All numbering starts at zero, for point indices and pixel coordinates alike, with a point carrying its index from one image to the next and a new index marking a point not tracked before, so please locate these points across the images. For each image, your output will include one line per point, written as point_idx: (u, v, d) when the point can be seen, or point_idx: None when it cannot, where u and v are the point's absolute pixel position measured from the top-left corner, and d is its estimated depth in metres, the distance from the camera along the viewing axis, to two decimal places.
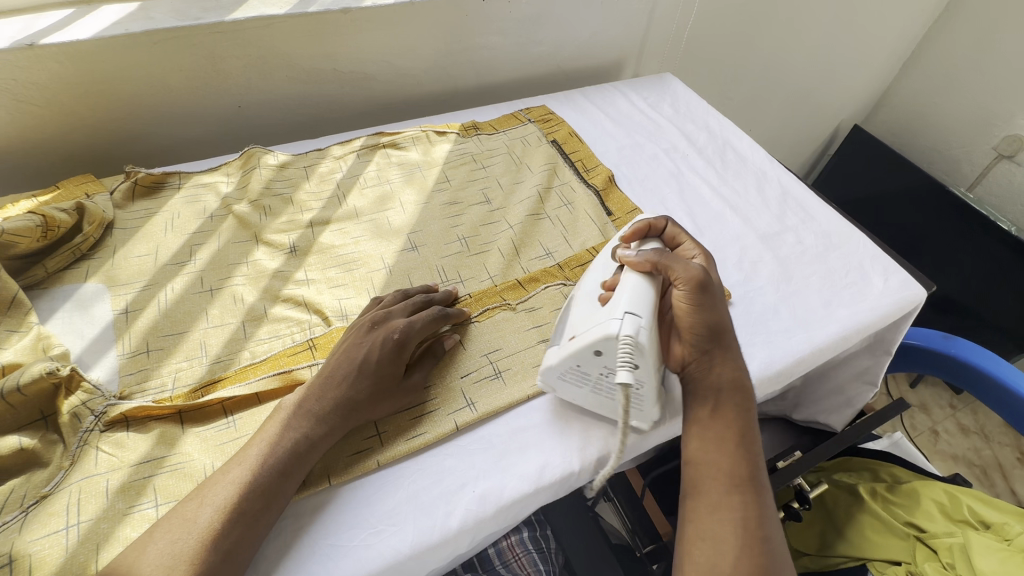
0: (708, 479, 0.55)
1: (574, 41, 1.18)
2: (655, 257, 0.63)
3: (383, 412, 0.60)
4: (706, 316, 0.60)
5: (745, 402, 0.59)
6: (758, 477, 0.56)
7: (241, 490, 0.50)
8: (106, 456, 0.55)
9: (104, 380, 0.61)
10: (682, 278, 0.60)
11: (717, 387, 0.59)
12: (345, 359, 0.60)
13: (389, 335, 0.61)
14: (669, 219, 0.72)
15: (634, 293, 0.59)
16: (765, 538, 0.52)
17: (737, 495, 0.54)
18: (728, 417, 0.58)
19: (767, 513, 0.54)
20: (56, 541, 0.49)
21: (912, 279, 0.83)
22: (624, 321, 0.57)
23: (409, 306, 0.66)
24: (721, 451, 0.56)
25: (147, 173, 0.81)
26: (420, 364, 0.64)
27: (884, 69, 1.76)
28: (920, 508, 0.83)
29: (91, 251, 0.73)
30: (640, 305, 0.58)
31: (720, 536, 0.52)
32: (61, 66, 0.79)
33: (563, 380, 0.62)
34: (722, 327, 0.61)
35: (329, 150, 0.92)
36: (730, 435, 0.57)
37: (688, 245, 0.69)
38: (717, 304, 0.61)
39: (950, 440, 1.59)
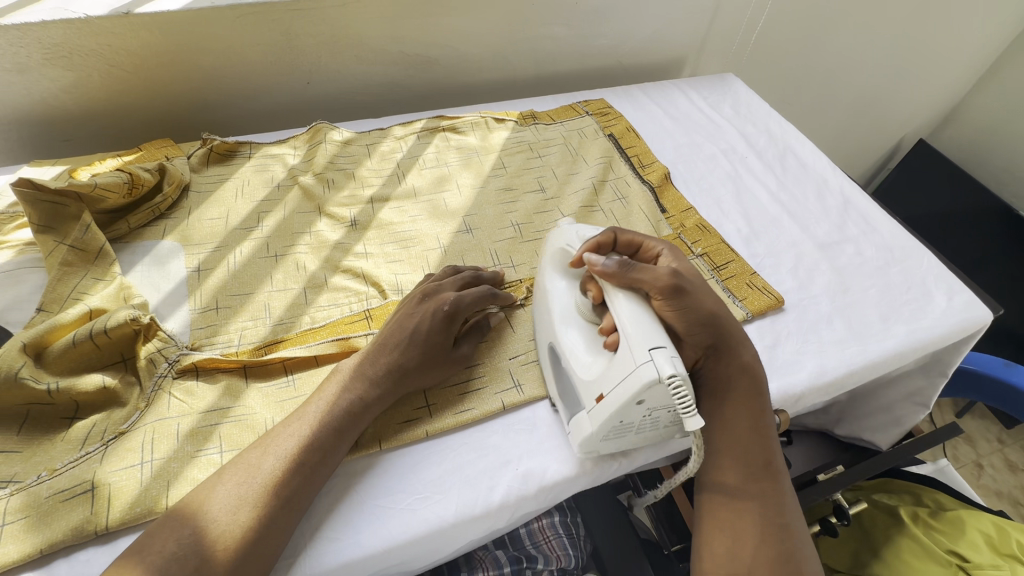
0: (724, 468, 0.58)
1: (637, 36, 1.17)
2: (622, 271, 0.56)
3: (434, 379, 0.62)
4: (693, 315, 0.58)
5: (757, 388, 0.61)
6: (773, 463, 0.59)
7: (301, 444, 0.53)
8: (177, 402, 0.59)
9: (177, 331, 0.65)
10: (658, 287, 0.56)
11: (729, 375, 0.60)
12: (398, 328, 0.62)
13: (439, 306, 0.62)
14: (616, 231, 0.64)
15: (643, 327, 0.53)
16: (783, 524, 0.55)
17: (753, 481, 0.57)
18: (740, 406, 0.60)
19: (784, 499, 0.57)
20: (132, 475, 0.53)
21: (978, 301, 0.80)
22: (656, 362, 0.50)
23: (458, 279, 0.67)
24: (735, 439, 0.59)
25: (222, 141, 0.85)
26: (468, 335, 0.66)
27: (959, 82, 1.68)
28: (964, 538, 0.80)
29: (168, 211, 0.77)
30: (656, 335, 0.52)
31: (740, 522, 0.55)
32: (150, 34, 0.84)
33: (609, 436, 0.57)
34: (714, 316, 0.59)
35: (391, 130, 0.94)
36: (745, 424, 0.59)
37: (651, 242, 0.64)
38: (698, 293, 0.59)
39: (995, 476, 1.52)
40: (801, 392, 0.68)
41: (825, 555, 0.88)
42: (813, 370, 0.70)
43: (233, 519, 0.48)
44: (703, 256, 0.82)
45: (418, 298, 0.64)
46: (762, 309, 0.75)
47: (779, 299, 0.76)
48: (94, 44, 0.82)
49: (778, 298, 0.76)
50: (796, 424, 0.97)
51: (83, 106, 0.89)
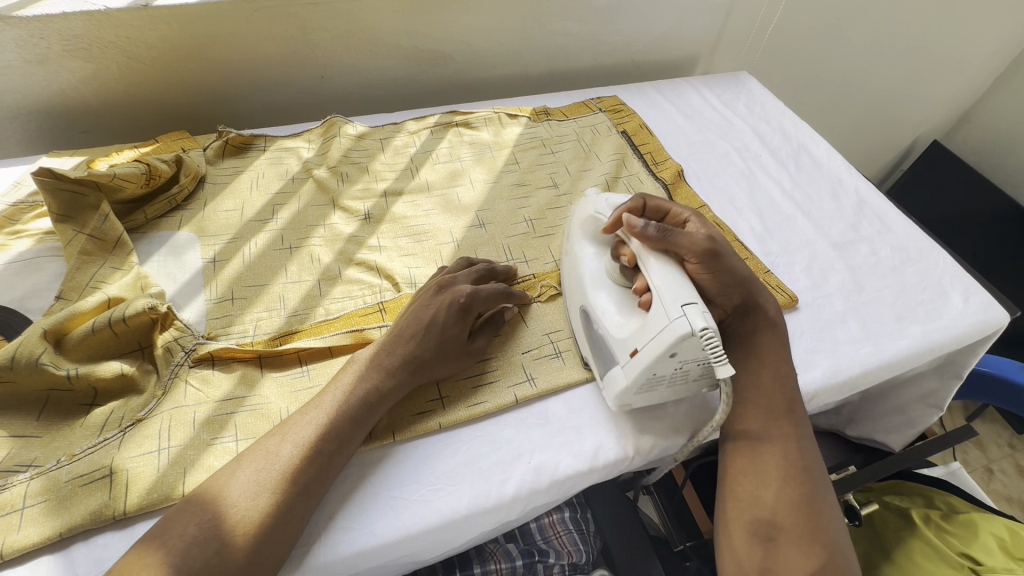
0: (750, 415, 0.60)
1: (651, 33, 1.17)
2: (659, 236, 0.58)
3: (449, 371, 0.62)
4: (726, 277, 0.60)
5: (780, 342, 0.63)
6: (797, 412, 0.60)
7: (319, 431, 0.53)
8: (194, 390, 0.59)
9: (193, 321, 0.65)
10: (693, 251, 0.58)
11: (755, 330, 0.62)
12: (414, 319, 0.62)
13: (455, 299, 0.63)
14: (645, 198, 0.66)
15: (675, 284, 0.55)
16: (805, 467, 0.57)
17: (777, 427, 0.59)
18: (766, 358, 0.61)
19: (806, 445, 0.59)
20: (149, 461, 0.54)
21: (994, 303, 0.79)
22: (688, 316, 0.52)
23: (472, 272, 0.67)
24: (761, 389, 0.60)
25: (237, 134, 0.86)
26: (482, 330, 0.66)
27: (975, 83, 1.66)
28: (977, 540, 0.80)
29: (185, 202, 0.78)
30: (686, 292, 0.54)
31: (763, 465, 0.57)
32: (167, 27, 0.84)
33: (643, 390, 0.58)
34: (745, 279, 0.61)
35: (404, 124, 0.94)
36: (771, 375, 0.61)
37: (677, 208, 0.66)
38: (731, 256, 0.61)
39: (1006, 481, 1.50)
40: (815, 391, 0.68)
41: None
42: (827, 368, 0.70)
43: (251, 505, 0.48)
44: None
45: (434, 290, 0.64)
46: None
47: (793, 298, 0.76)
48: (113, 36, 0.83)
49: (792, 296, 0.76)
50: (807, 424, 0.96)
51: (101, 98, 0.90)
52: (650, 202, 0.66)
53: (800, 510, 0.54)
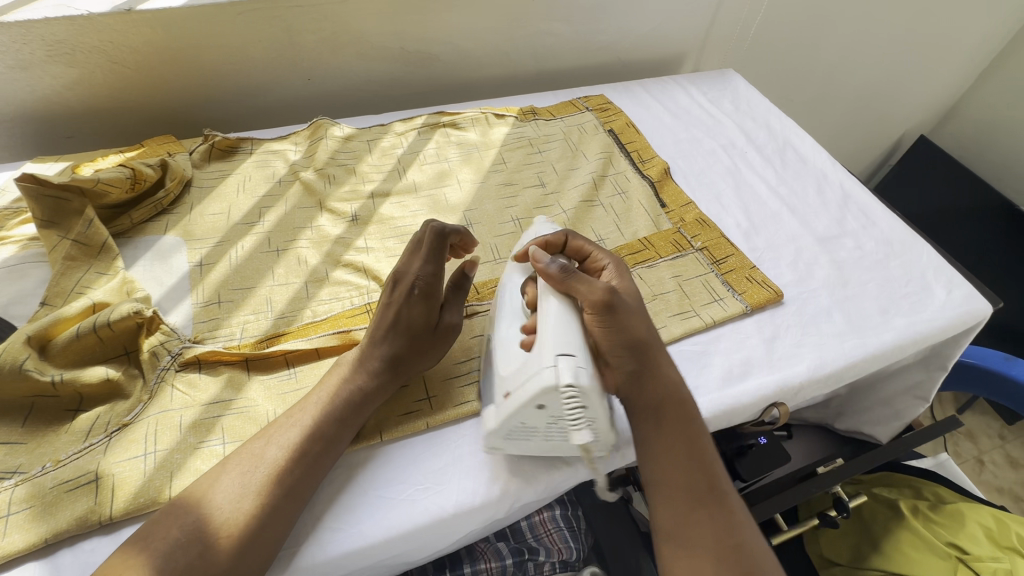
0: (670, 498, 0.54)
1: (637, 32, 1.17)
2: (561, 275, 0.58)
3: (431, 361, 0.62)
4: (619, 338, 0.57)
5: (685, 412, 0.58)
6: (718, 484, 0.55)
7: (304, 433, 0.53)
8: (180, 394, 0.59)
9: (179, 325, 0.65)
10: (588, 301, 0.57)
11: (654, 404, 0.57)
12: (380, 318, 0.61)
13: (411, 290, 0.62)
14: (570, 235, 0.65)
15: (560, 331, 0.55)
16: (738, 545, 0.51)
17: (700, 509, 0.53)
18: (673, 433, 0.56)
19: (736, 520, 0.53)
20: (135, 465, 0.53)
21: (977, 294, 0.80)
22: (559, 368, 0.52)
23: (417, 248, 0.64)
24: (675, 467, 0.55)
25: (224, 137, 0.86)
26: (451, 305, 0.65)
27: (959, 77, 1.67)
28: (964, 530, 0.81)
29: (171, 206, 0.78)
30: (570, 341, 0.54)
31: (694, 554, 0.51)
32: (151, 31, 0.84)
33: (512, 437, 0.56)
34: (641, 342, 0.58)
35: (391, 126, 0.94)
36: (680, 450, 0.56)
37: (599, 252, 0.64)
38: (632, 313, 0.59)
39: (997, 472, 1.52)
40: (800, 384, 0.69)
41: (827, 548, 0.86)
42: (811, 362, 0.70)
43: (236, 507, 0.48)
44: (703, 249, 0.82)
45: (391, 284, 0.63)
46: (761, 302, 0.75)
47: (779, 293, 0.76)
48: (96, 41, 0.83)
49: (778, 291, 0.76)
50: (796, 419, 0.97)
51: (87, 104, 0.89)
52: (578, 240, 0.65)
53: None
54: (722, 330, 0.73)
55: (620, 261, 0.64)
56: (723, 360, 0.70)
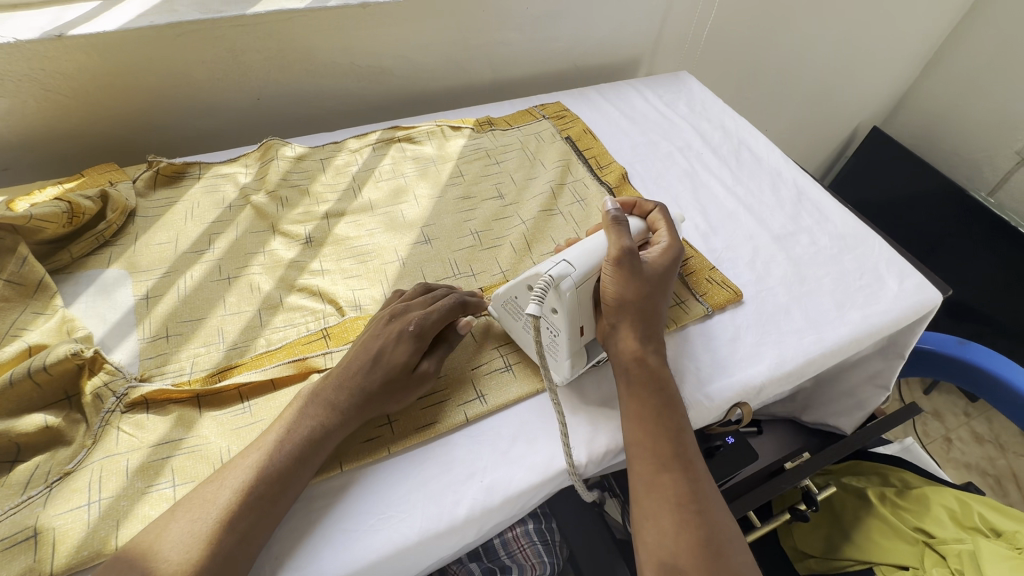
0: (638, 459, 0.57)
1: (590, 38, 1.18)
2: (610, 223, 0.65)
3: (399, 404, 0.60)
4: (622, 295, 0.62)
5: (658, 379, 0.61)
6: (686, 452, 0.57)
7: (257, 474, 0.52)
8: (127, 436, 0.57)
9: (125, 363, 0.62)
10: (612, 253, 0.63)
11: (626, 366, 0.61)
12: (362, 350, 0.60)
13: (405, 327, 0.61)
14: (659, 208, 0.72)
15: (582, 247, 0.63)
16: (699, 510, 0.53)
17: (667, 472, 0.55)
18: (642, 398, 0.59)
19: (701, 486, 0.55)
20: (78, 517, 0.51)
21: (927, 283, 0.82)
22: (557, 263, 0.60)
23: (429, 298, 0.65)
24: (644, 431, 0.57)
25: (169, 163, 0.83)
26: (434, 352, 0.64)
27: (906, 69, 1.73)
28: (928, 513, 0.83)
29: (114, 238, 0.75)
30: (580, 258, 0.62)
31: (658, 514, 0.53)
32: (86, 57, 0.81)
33: (507, 311, 0.67)
34: (632, 302, 0.63)
35: (345, 143, 0.93)
36: (649, 415, 0.58)
37: (663, 231, 0.71)
38: (644, 276, 0.64)
39: (964, 449, 1.56)
40: (762, 383, 0.69)
41: (801, 542, 0.90)
42: (771, 360, 0.71)
43: (185, 556, 0.46)
44: None
45: (386, 318, 0.63)
46: (721, 303, 0.76)
47: (737, 293, 0.77)
48: (27, 70, 0.80)
49: (737, 290, 0.77)
50: (765, 415, 1.00)
51: (22, 135, 0.86)
52: (659, 215, 0.72)
53: (699, 554, 0.51)
54: (684, 333, 0.74)
55: (673, 246, 0.69)
56: (686, 362, 0.70)
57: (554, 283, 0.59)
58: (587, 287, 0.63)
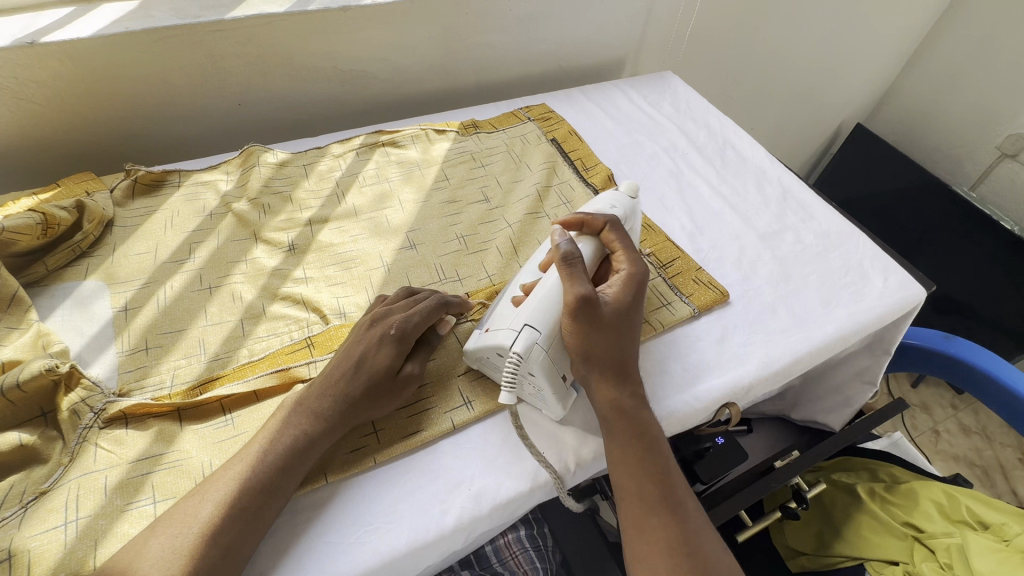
0: (626, 506, 0.56)
1: (574, 40, 1.18)
2: (562, 272, 0.61)
3: (384, 410, 0.59)
4: (587, 346, 0.60)
5: (637, 423, 0.59)
6: (671, 494, 0.56)
7: (239, 487, 0.51)
8: (105, 453, 0.55)
9: (103, 377, 0.61)
10: (567, 307, 0.60)
11: (604, 415, 0.59)
12: (344, 357, 0.60)
13: (387, 331, 0.60)
14: (608, 223, 0.68)
15: (539, 306, 0.61)
16: (691, 552, 0.53)
17: (656, 517, 0.55)
18: (623, 445, 0.58)
19: (690, 527, 0.55)
20: (54, 537, 0.49)
21: (911, 279, 0.83)
22: (519, 335, 0.59)
23: (411, 301, 0.64)
24: (630, 478, 0.57)
25: (147, 171, 0.82)
26: (417, 355, 0.63)
27: (887, 67, 1.75)
28: (917, 508, 0.83)
29: (91, 249, 0.73)
30: (541, 320, 0.60)
31: (650, 561, 0.53)
32: (60, 64, 0.80)
33: (482, 366, 0.65)
34: (599, 350, 0.60)
35: (328, 148, 0.92)
36: (632, 461, 0.57)
37: (621, 254, 0.67)
38: (607, 321, 0.61)
39: (952, 440, 1.58)
40: (750, 383, 0.69)
41: (792, 539, 0.90)
42: (759, 360, 0.71)
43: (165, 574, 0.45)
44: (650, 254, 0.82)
45: (367, 323, 0.62)
46: (708, 303, 0.76)
47: (724, 293, 0.77)
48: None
49: (724, 291, 0.77)
50: (755, 413, 1.00)
51: None
52: (612, 233, 0.68)
53: None
54: (672, 335, 0.73)
55: (633, 272, 0.65)
56: (674, 364, 0.70)
57: (522, 358, 0.58)
58: (558, 340, 0.61)
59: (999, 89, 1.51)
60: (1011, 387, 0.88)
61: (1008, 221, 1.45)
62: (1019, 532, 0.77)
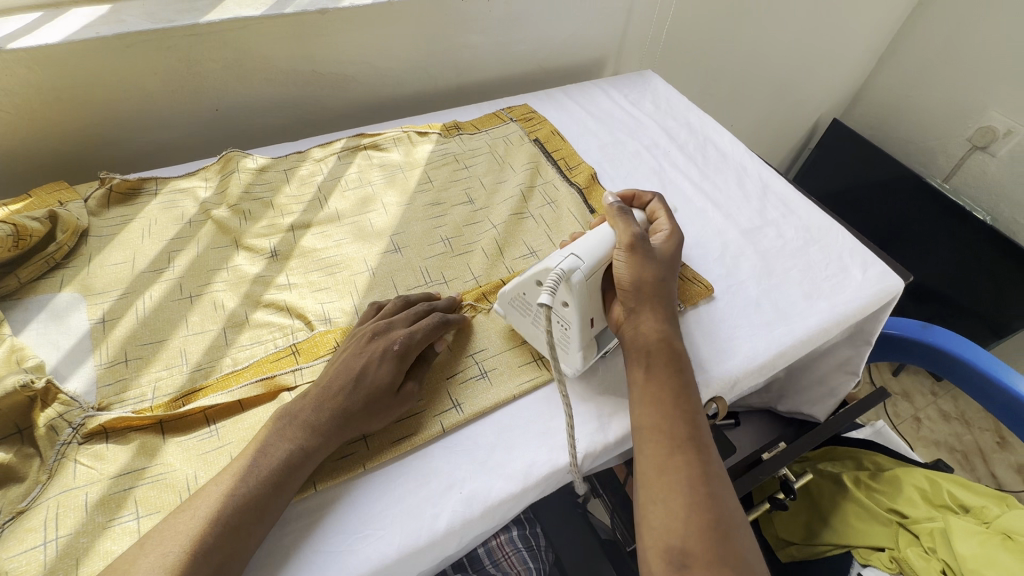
0: (649, 440, 0.55)
1: (555, 40, 1.18)
2: (616, 213, 0.68)
3: (380, 423, 0.58)
4: (638, 278, 0.64)
5: (676, 361, 0.60)
6: (700, 435, 0.55)
7: (231, 502, 0.50)
8: (85, 469, 0.54)
9: (81, 392, 0.59)
10: (621, 240, 0.65)
11: (647, 347, 0.61)
12: (344, 369, 0.59)
13: (390, 346, 0.60)
14: (657, 199, 0.76)
15: (590, 242, 0.65)
16: (710, 493, 0.51)
17: (680, 454, 0.53)
18: (660, 379, 0.58)
19: (713, 471, 0.53)
20: (33, 557, 0.48)
21: (889, 271, 0.84)
22: (565, 258, 0.62)
23: (411, 316, 0.65)
24: (660, 412, 0.56)
25: (122, 179, 0.80)
26: (416, 372, 0.63)
27: (861, 62, 1.79)
28: (902, 495, 0.85)
29: (65, 260, 0.71)
30: (588, 252, 0.63)
31: (669, 495, 0.51)
32: (28, 71, 0.78)
33: (513, 307, 0.67)
34: (648, 284, 0.63)
35: (309, 152, 0.91)
36: (667, 396, 0.57)
37: (663, 220, 0.73)
38: (656, 261, 0.66)
39: (932, 427, 1.62)
40: (736, 376, 0.70)
41: (782, 530, 0.92)
42: (743, 355, 0.72)
43: None
44: None
45: (369, 336, 0.62)
46: (693, 299, 0.76)
47: (708, 288, 0.78)
48: None
49: (708, 286, 0.78)
50: (742, 406, 1.02)
51: None
52: (658, 205, 0.75)
53: (710, 539, 0.49)
54: None
55: (676, 232, 0.71)
56: None
57: (565, 276, 0.60)
58: (596, 279, 0.64)
59: (968, 83, 1.55)
60: (989, 372, 0.91)
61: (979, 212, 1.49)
62: (998, 514, 0.79)
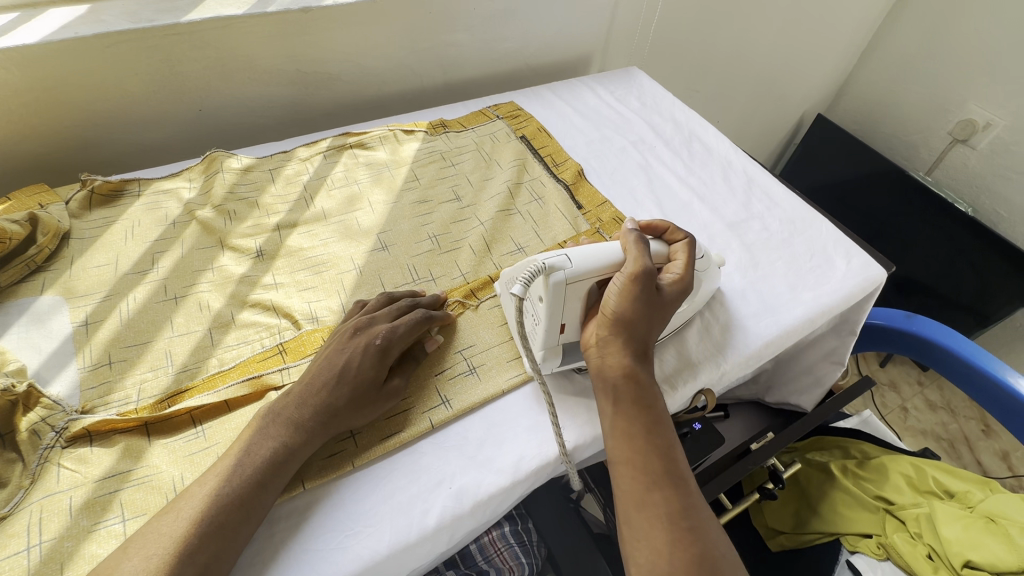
0: (625, 477, 0.55)
1: (541, 38, 1.19)
2: (632, 243, 0.64)
3: (366, 418, 0.58)
4: (624, 311, 0.61)
5: (647, 395, 0.59)
6: (676, 468, 0.55)
7: (214, 502, 0.49)
8: (69, 473, 0.53)
9: (64, 395, 0.59)
10: (626, 270, 0.62)
11: (614, 382, 0.59)
12: (327, 365, 0.59)
13: (373, 340, 0.60)
14: (689, 239, 0.69)
15: (588, 250, 0.64)
16: (692, 527, 0.51)
17: (658, 490, 0.53)
18: (630, 413, 0.58)
19: (693, 504, 0.53)
20: (17, 563, 0.47)
21: (873, 261, 0.85)
22: (555, 255, 0.62)
23: (395, 310, 0.65)
24: (632, 447, 0.56)
25: (104, 181, 0.79)
26: (403, 368, 0.63)
27: (844, 59, 1.81)
28: (888, 483, 0.86)
29: (46, 263, 0.70)
30: (580, 258, 0.62)
31: (650, 533, 0.51)
32: (6, 73, 0.77)
33: (508, 289, 0.69)
34: (629, 319, 0.61)
35: (295, 152, 0.90)
36: (639, 431, 0.57)
37: (678, 261, 0.68)
38: (651, 300, 0.62)
39: (919, 416, 1.64)
40: (723, 368, 0.71)
41: (772, 520, 0.92)
42: (730, 346, 0.73)
43: None
44: None
45: (351, 333, 0.62)
46: None
47: None
48: None
49: None
50: (732, 398, 1.03)
51: None
52: (683, 245, 0.69)
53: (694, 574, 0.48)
54: None
55: (688, 277, 0.66)
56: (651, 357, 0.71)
57: (544, 271, 0.60)
58: (581, 286, 0.63)
59: (948, 77, 1.57)
60: (970, 360, 0.93)
61: (961, 204, 1.51)
62: (981, 498, 0.81)
